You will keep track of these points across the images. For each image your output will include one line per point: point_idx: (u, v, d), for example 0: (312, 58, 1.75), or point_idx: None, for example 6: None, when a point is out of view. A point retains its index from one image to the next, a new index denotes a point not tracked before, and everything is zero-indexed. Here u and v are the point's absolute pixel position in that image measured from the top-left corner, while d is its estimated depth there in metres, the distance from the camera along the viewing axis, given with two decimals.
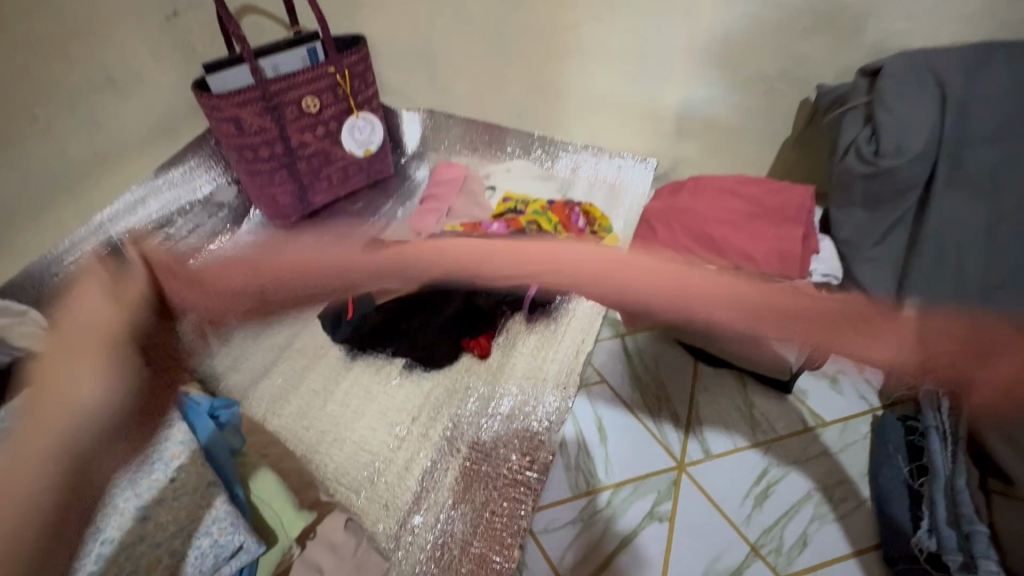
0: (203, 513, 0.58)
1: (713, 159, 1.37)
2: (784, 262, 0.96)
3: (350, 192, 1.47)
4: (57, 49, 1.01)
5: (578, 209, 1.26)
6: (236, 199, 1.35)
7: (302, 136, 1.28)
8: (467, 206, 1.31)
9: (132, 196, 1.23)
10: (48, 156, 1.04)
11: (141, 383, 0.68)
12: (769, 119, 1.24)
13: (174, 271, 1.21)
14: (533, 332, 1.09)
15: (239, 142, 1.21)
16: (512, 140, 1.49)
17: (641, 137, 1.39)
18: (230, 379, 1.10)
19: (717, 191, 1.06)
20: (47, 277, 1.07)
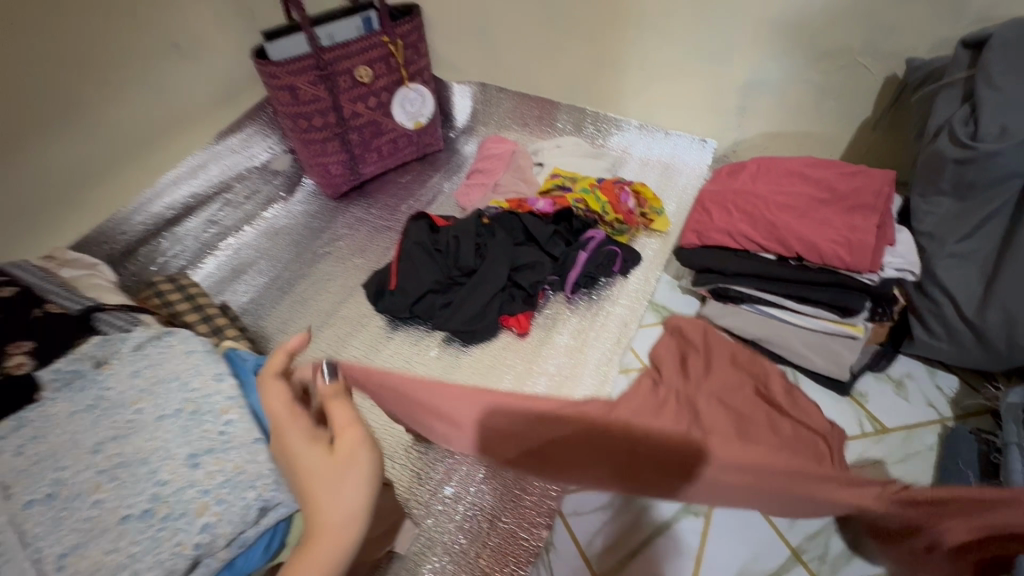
0: (250, 466, 0.57)
1: (780, 142, 1.27)
2: (853, 253, 0.87)
3: (400, 164, 1.48)
4: (128, 14, 1.06)
5: (628, 187, 1.20)
6: (291, 167, 1.40)
7: (355, 106, 1.29)
8: (513, 181, 1.29)
9: (195, 160, 1.24)
10: (118, 120, 1.10)
11: (195, 337, 0.71)
12: (846, 97, 1.14)
13: (233, 237, 1.30)
14: (575, 314, 1.12)
15: (294, 111, 1.23)
16: (563, 117, 1.46)
17: (700, 115, 1.31)
18: (278, 340, 1.15)
19: (782, 174, 0.99)
20: (118, 235, 1.14)
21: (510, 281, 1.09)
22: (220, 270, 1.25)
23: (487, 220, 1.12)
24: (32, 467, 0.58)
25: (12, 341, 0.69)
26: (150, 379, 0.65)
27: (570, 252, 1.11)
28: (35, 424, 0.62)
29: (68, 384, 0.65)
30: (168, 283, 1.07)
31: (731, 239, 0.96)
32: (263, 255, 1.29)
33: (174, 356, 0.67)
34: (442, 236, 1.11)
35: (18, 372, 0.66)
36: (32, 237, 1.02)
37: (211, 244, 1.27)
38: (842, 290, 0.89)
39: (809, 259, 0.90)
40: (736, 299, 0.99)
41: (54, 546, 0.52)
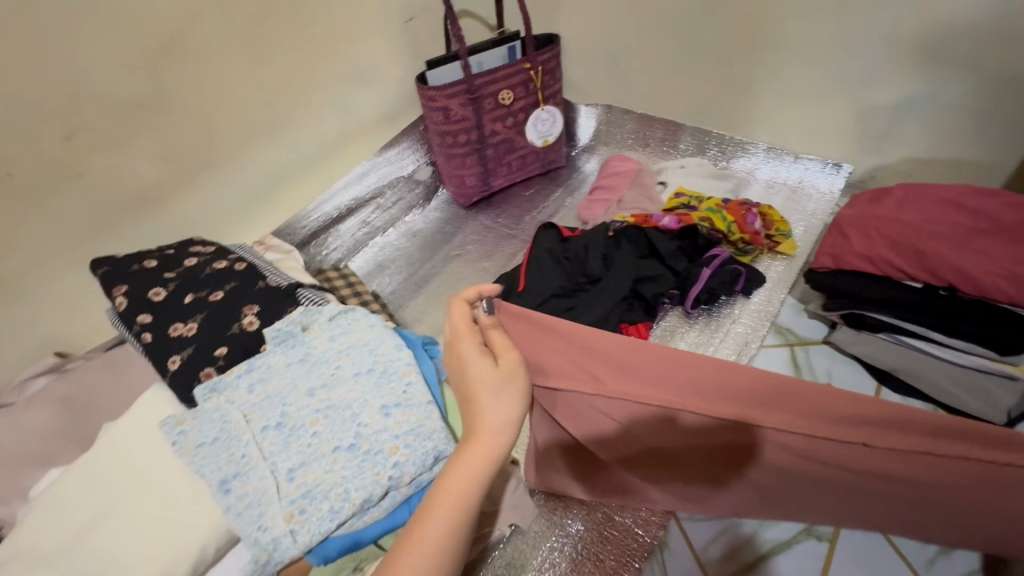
0: (427, 421, 0.71)
1: (930, 169, 1.20)
2: (1016, 286, 0.84)
3: (526, 179, 1.60)
4: (327, 47, 1.30)
5: (756, 209, 1.21)
6: (431, 178, 1.57)
7: (495, 126, 1.43)
8: (636, 198, 1.35)
9: (360, 168, 1.46)
10: (308, 134, 1.34)
11: (375, 315, 0.84)
12: (1012, 124, 1.07)
13: (380, 237, 1.48)
14: (694, 329, 1.15)
15: (444, 129, 1.40)
16: (687, 139, 1.49)
17: (837, 139, 1.29)
18: (415, 328, 1.30)
19: (934, 202, 0.95)
20: (297, 229, 1.37)
21: (632, 291, 1.14)
22: (369, 263, 1.43)
23: (613, 234, 1.18)
24: (262, 401, 0.74)
25: (246, 304, 0.87)
26: (345, 343, 0.80)
27: (693, 268, 1.14)
28: (260, 370, 0.78)
29: (284, 340, 0.82)
30: (335, 271, 1.27)
31: (873, 265, 0.95)
32: (404, 253, 1.46)
33: (362, 327, 0.82)
34: (572, 243, 1.20)
35: (251, 328, 0.84)
36: (241, 224, 1.29)
37: (363, 241, 1.46)
38: (1005, 325, 0.84)
39: (965, 289, 0.87)
40: (872, 325, 0.96)
41: (287, 460, 0.69)
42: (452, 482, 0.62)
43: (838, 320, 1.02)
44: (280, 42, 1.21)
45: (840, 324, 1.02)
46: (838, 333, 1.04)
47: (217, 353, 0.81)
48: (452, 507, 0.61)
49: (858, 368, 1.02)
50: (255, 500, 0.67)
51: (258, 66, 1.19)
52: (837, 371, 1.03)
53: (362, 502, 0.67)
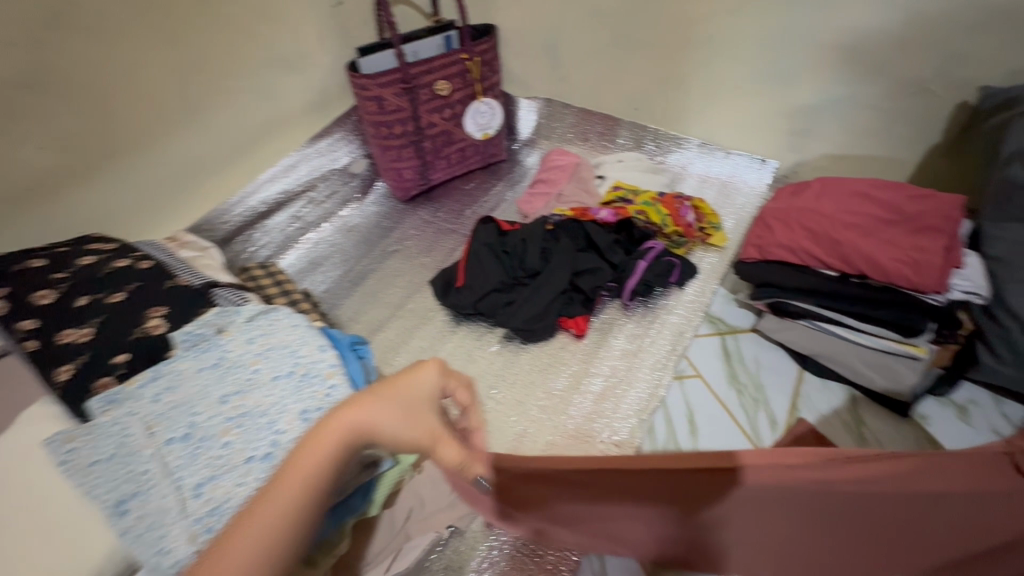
0: None
1: (845, 165, 1.28)
2: (918, 273, 0.89)
3: (466, 172, 1.57)
4: (248, 30, 1.21)
5: (688, 203, 1.24)
6: (367, 170, 1.51)
7: (432, 117, 1.39)
8: (575, 192, 1.35)
9: (289, 160, 1.37)
10: (228, 120, 1.24)
11: (298, 314, 0.80)
12: (913, 123, 1.15)
13: (313, 232, 1.42)
14: (631, 321, 1.16)
15: (378, 119, 1.34)
16: (625, 133, 1.51)
17: (763, 135, 1.34)
18: (351, 327, 1.24)
19: (847, 194, 1.01)
20: (219, 224, 1.27)
21: (571, 285, 1.14)
22: (300, 261, 1.37)
23: (552, 226, 1.18)
24: (169, 410, 0.68)
25: (152, 306, 0.79)
26: (264, 345, 0.74)
27: (630, 261, 1.15)
28: (168, 377, 0.71)
29: (195, 345, 0.75)
30: (261, 269, 1.19)
31: (795, 255, 0.99)
32: (339, 249, 1.40)
33: (283, 328, 0.77)
34: (510, 237, 1.18)
35: (157, 331, 0.76)
36: (152, 219, 1.18)
37: (295, 237, 1.39)
38: (907, 310, 0.90)
39: (873, 277, 0.92)
40: (794, 314, 1.01)
41: (192, 476, 0.63)
42: (269, 507, 0.49)
43: (764, 309, 1.07)
44: (194, 22, 1.11)
45: (766, 313, 1.07)
46: (764, 321, 1.09)
47: (116, 361, 0.73)
48: (274, 517, 0.49)
49: (783, 354, 1.10)
50: (158, 520, 0.61)
51: (167, 48, 1.09)
52: (763, 358, 1.10)
53: None
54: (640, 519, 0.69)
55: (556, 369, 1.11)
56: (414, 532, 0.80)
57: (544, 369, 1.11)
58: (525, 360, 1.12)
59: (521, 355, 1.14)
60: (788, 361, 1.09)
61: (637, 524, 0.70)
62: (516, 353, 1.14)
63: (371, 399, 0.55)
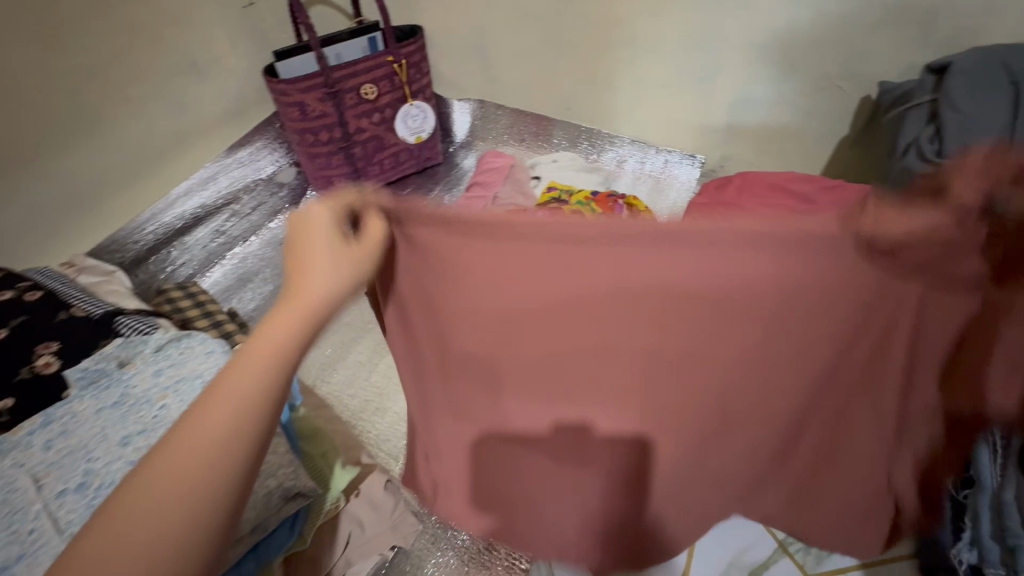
0: (270, 458, 0.60)
1: (766, 158, 1.34)
2: None
3: (401, 177, 1.53)
4: (149, 33, 1.12)
5: (622, 201, 1.26)
6: (296, 179, 1.43)
7: (360, 122, 1.35)
8: (511, 194, 1.34)
9: (206, 171, 1.30)
10: (136, 135, 1.15)
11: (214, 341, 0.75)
12: (822, 117, 1.21)
13: (239, 246, 1.32)
14: None
15: (301, 126, 1.29)
16: (559, 133, 1.52)
17: (690, 131, 1.38)
18: None
19: (766, 187, 1.05)
20: (129, 243, 1.19)
21: None
22: (225, 278, 1.27)
23: None
24: (62, 458, 0.61)
25: (41, 342, 0.72)
26: (173, 377, 0.69)
27: None
28: (62, 421, 0.65)
29: (94, 382, 0.69)
30: (179, 290, 1.11)
31: None
32: (268, 264, 1.31)
33: (195, 356, 0.72)
34: None
35: (47, 371, 0.69)
36: (49, 243, 1.07)
37: (218, 253, 1.29)
38: None
39: None
40: None
41: None
42: (220, 388, 0.41)
43: None
44: (82, 25, 1.01)
45: None
46: None
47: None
48: (237, 399, 0.41)
49: None
50: None
51: (51, 54, 0.99)
52: None
53: None
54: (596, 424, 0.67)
55: None
56: (356, 558, 0.75)
57: None
58: None
59: None
60: None
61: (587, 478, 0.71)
62: None
63: (303, 270, 0.48)
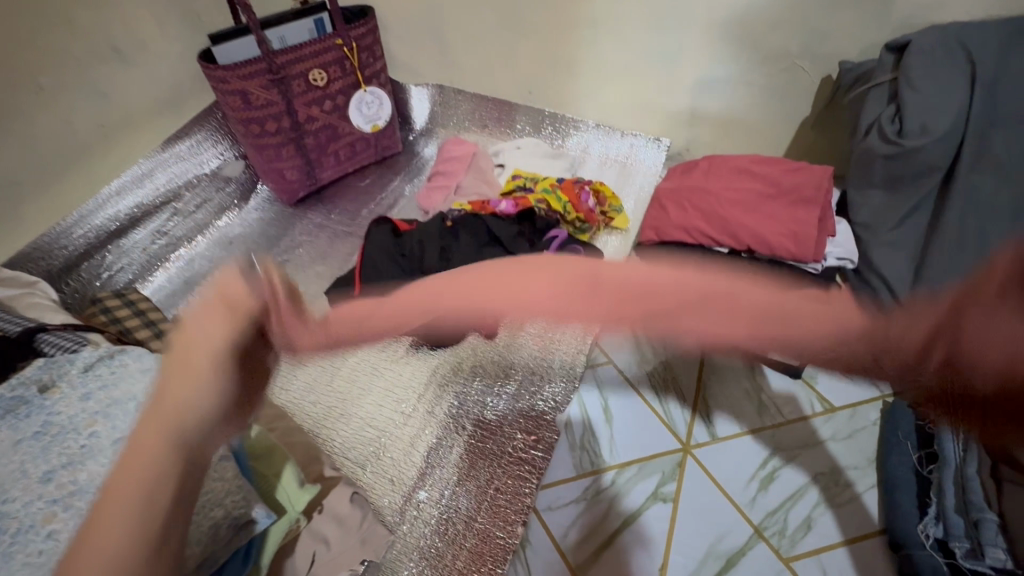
0: (215, 484, 0.54)
1: (730, 141, 1.33)
2: (798, 245, 0.93)
3: (358, 168, 1.45)
4: (62, 16, 1.00)
5: (588, 187, 1.23)
6: (243, 173, 1.35)
7: (309, 110, 1.26)
8: (474, 183, 1.29)
9: (139, 168, 1.18)
10: (56, 131, 1.04)
11: (150, 356, 0.68)
12: (784, 98, 1.21)
13: (185, 247, 1.23)
14: None
15: (245, 116, 1.19)
16: (522, 118, 1.48)
17: (654, 114, 1.36)
18: None
19: (731, 171, 1.04)
20: (56, 249, 1.09)
21: None
22: (171, 283, 1.19)
23: (450, 223, 1.13)
24: None
25: None
26: (104, 401, 0.62)
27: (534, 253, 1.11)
28: None
29: (11, 411, 0.61)
30: (115, 298, 1.02)
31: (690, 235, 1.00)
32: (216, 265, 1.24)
33: (128, 375, 0.65)
34: (407, 237, 1.11)
35: None
36: None
37: (161, 256, 1.21)
38: None
39: (760, 252, 0.95)
40: None
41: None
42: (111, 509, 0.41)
43: None
44: None
45: None
46: None
47: None
48: (126, 507, 0.41)
49: None
50: None
51: None
52: None
53: None
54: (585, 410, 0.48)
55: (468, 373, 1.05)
56: None
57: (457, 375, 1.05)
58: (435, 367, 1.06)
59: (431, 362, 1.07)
60: None
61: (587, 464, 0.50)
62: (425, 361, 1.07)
63: (183, 342, 0.47)
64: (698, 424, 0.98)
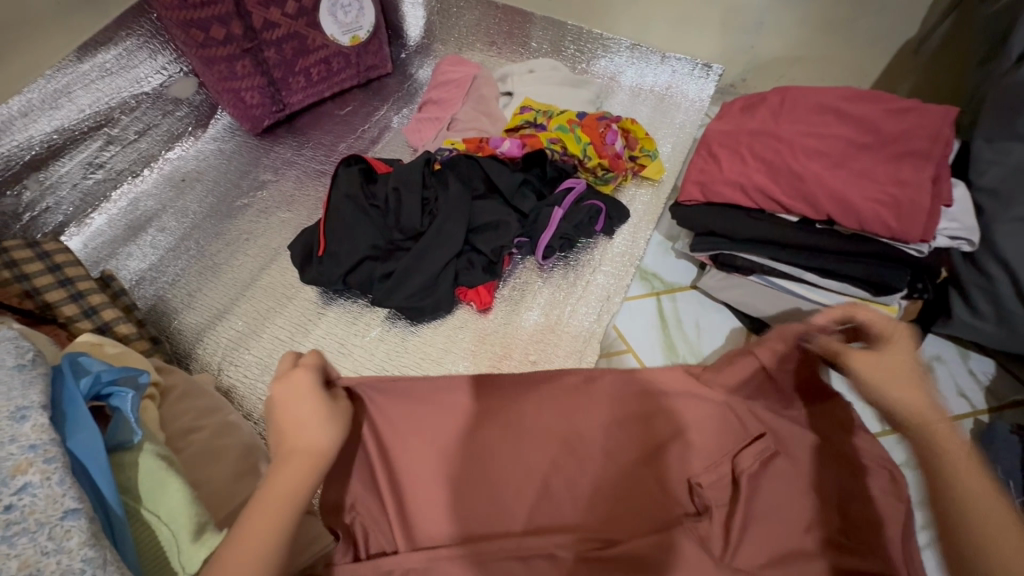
0: (48, 562, 0.38)
1: (802, 70, 1.04)
2: (900, 218, 0.68)
3: (336, 91, 1.20)
4: None
5: (616, 125, 0.97)
6: (197, 95, 1.12)
7: (268, 13, 1.00)
8: (474, 116, 1.04)
9: (52, 84, 0.93)
10: None
11: (7, 344, 0.49)
12: (886, 12, 0.90)
13: (128, 183, 1.07)
14: (548, 284, 0.92)
15: (184, 16, 0.94)
16: (539, 33, 1.19)
17: (706, 31, 1.07)
18: (184, 317, 0.93)
19: (811, 110, 0.78)
20: None
21: (467, 244, 0.88)
22: (112, 226, 1.03)
23: (438, 166, 0.90)
24: None
25: None
26: None
27: (542, 208, 0.89)
28: None
29: None
30: (24, 248, 0.82)
31: (744, 195, 0.76)
32: (165, 207, 1.05)
33: None
34: (382, 183, 0.88)
35: None
36: None
37: (99, 193, 1.03)
38: (877, 263, 0.71)
39: (842, 224, 0.71)
40: (744, 269, 0.80)
41: None
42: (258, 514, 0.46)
43: (707, 262, 0.85)
44: None
45: (710, 267, 0.86)
46: (707, 278, 0.87)
47: None
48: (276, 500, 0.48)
49: (730, 315, 0.89)
50: None
51: None
52: (707, 322, 0.89)
53: None
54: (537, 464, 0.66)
55: (454, 354, 0.87)
56: None
57: (441, 356, 0.87)
58: (413, 347, 0.87)
59: (410, 339, 0.88)
60: (736, 323, 0.89)
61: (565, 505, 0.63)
62: (402, 337, 0.89)
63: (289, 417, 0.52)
64: None
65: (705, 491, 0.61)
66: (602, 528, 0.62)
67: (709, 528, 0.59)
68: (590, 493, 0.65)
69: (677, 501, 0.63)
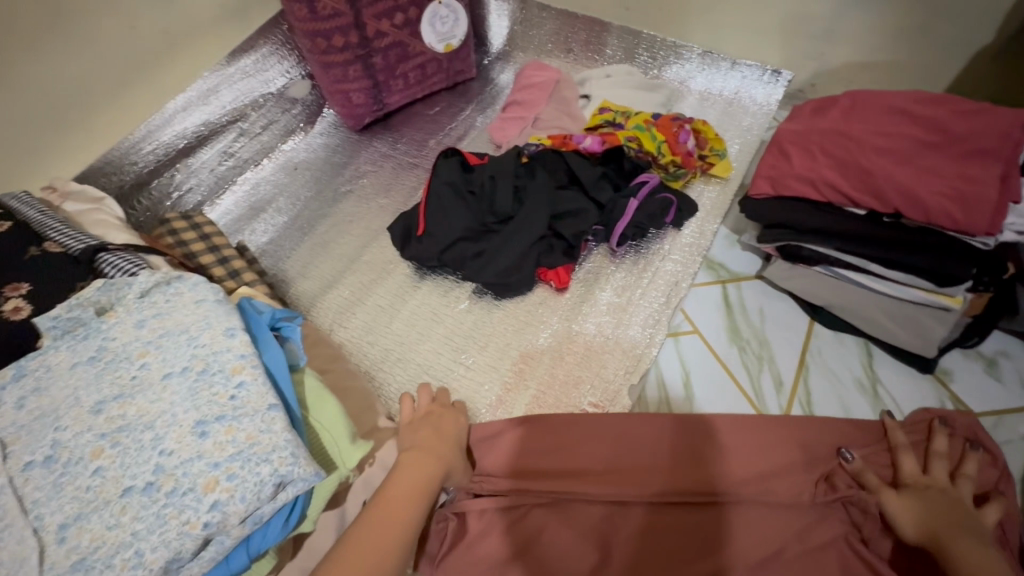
0: (264, 437, 0.50)
1: (873, 76, 1.08)
2: (967, 211, 0.73)
3: (427, 93, 1.33)
4: None
5: (689, 125, 1.05)
6: (310, 95, 1.28)
7: (379, 24, 1.13)
8: (555, 115, 1.14)
9: (205, 83, 1.12)
10: (119, 38, 1.01)
11: (205, 285, 0.61)
12: (963, 20, 0.94)
13: (252, 170, 1.21)
14: (620, 269, 1.01)
15: (311, 28, 1.09)
16: (614, 42, 1.28)
17: (779, 37, 1.13)
18: (299, 285, 1.07)
19: (882, 111, 0.83)
20: (127, 165, 1.07)
21: (550, 229, 0.98)
22: (238, 207, 1.17)
23: (526, 159, 1.01)
24: (33, 423, 0.52)
25: (11, 284, 0.64)
26: (157, 330, 0.57)
27: (619, 199, 0.98)
28: (38, 375, 0.55)
29: (70, 333, 0.58)
30: (182, 220, 0.99)
31: (813, 189, 0.83)
32: (282, 191, 1.20)
33: (183, 306, 0.59)
34: (477, 173, 0.99)
35: (16, 317, 0.61)
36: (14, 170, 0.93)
37: (229, 177, 1.19)
38: (946, 255, 0.76)
39: (911, 217, 0.76)
40: (810, 260, 0.86)
41: (56, 514, 0.48)
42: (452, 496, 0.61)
43: (773, 253, 0.91)
44: None
45: (775, 258, 0.92)
46: (772, 268, 0.94)
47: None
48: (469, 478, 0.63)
49: (793, 304, 0.95)
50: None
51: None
52: (770, 309, 0.95)
53: (165, 563, 0.46)
54: (637, 427, 0.76)
55: (533, 327, 0.97)
56: None
57: (522, 328, 0.97)
58: (497, 318, 0.98)
59: (494, 312, 0.99)
60: (799, 311, 0.94)
61: (655, 458, 0.73)
62: (487, 309, 1.00)
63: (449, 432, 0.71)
64: (795, 411, 0.86)
65: (789, 455, 0.71)
66: (684, 476, 0.71)
67: (795, 484, 0.69)
68: (678, 453, 0.73)
69: (751, 455, 0.72)
